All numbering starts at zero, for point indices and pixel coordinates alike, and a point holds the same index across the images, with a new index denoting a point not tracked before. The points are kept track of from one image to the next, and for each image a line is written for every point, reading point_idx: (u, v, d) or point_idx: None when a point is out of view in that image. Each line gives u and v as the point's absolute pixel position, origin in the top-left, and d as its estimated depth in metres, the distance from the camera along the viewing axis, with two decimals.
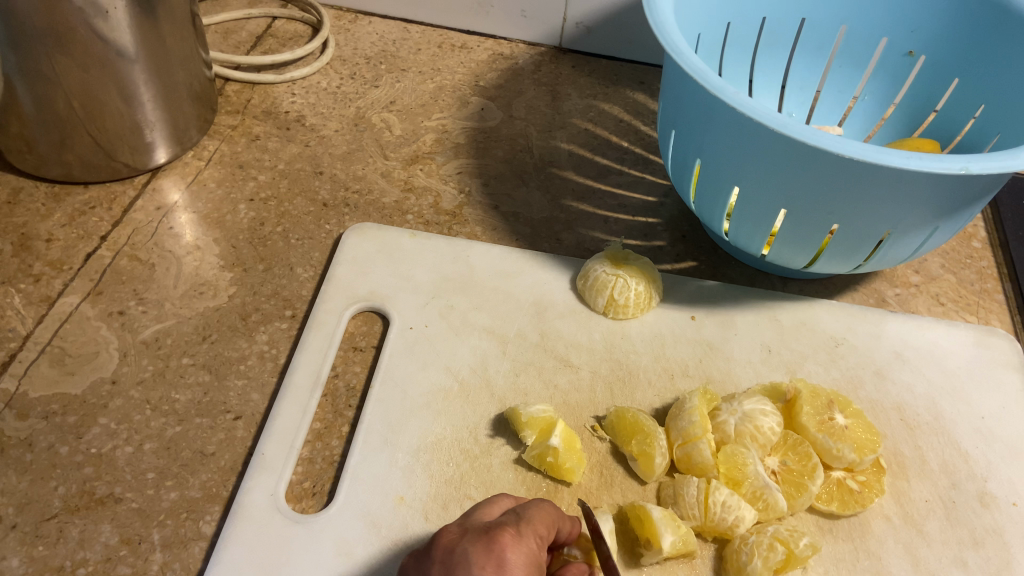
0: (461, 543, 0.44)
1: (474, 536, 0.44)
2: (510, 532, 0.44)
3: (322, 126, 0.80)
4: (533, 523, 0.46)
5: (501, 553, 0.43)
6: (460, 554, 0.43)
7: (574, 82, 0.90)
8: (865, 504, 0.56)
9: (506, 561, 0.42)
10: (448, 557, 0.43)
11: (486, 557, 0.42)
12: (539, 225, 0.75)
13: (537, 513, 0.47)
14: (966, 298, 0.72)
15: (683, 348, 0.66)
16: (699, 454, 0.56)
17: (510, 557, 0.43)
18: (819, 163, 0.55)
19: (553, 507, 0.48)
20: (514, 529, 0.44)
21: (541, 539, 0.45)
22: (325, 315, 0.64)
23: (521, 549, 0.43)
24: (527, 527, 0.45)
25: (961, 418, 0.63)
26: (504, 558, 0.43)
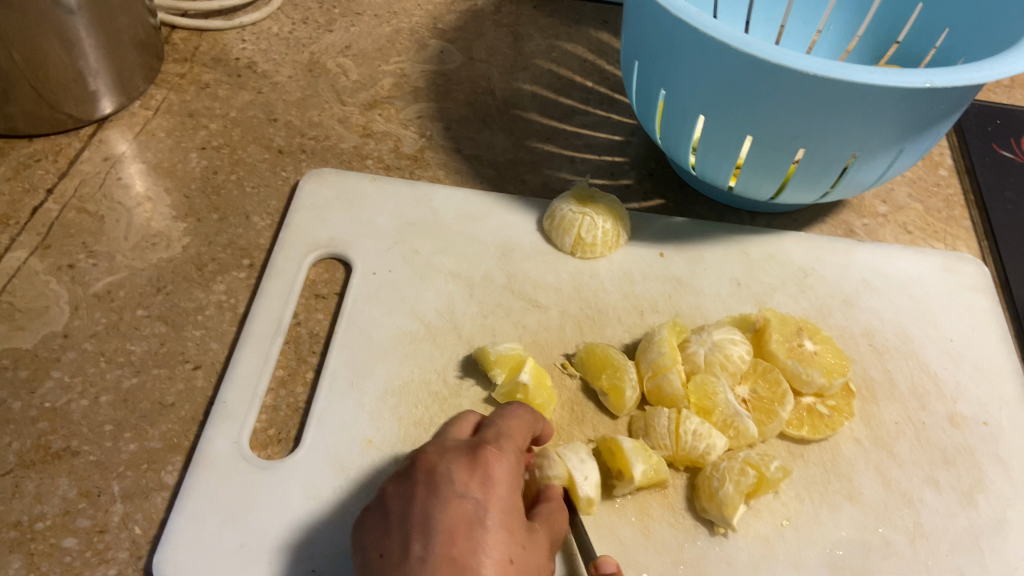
0: (444, 463, 0.44)
1: (456, 454, 0.45)
2: (491, 447, 0.45)
3: (274, 72, 0.77)
4: (512, 440, 0.47)
5: (485, 470, 0.44)
6: (443, 473, 0.43)
7: (535, 22, 0.88)
8: (835, 427, 0.56)
9: (490, 477, 0.43)
10: (431, 477, 0.43)
11: (470, 475, 0.43)
12: (504, 167, 0.73)
13: (514, 424, 0.48)
14: (934, 226, 0.72)
15: (652, 284, 0.65)
16: (669, 386, 0.56)
17: (494, 473, 0.44)
18: (783, 86, 0.54)
19: (528, 412, 0.50)
20: (496, 445, 0.46)
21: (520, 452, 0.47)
22: (285, 262, 0.62)
23: (504, 462, 0.45)
24: (507, 443, 0.46)
25: (930, 342, 0.63)
26: (489, 475, 0.44)
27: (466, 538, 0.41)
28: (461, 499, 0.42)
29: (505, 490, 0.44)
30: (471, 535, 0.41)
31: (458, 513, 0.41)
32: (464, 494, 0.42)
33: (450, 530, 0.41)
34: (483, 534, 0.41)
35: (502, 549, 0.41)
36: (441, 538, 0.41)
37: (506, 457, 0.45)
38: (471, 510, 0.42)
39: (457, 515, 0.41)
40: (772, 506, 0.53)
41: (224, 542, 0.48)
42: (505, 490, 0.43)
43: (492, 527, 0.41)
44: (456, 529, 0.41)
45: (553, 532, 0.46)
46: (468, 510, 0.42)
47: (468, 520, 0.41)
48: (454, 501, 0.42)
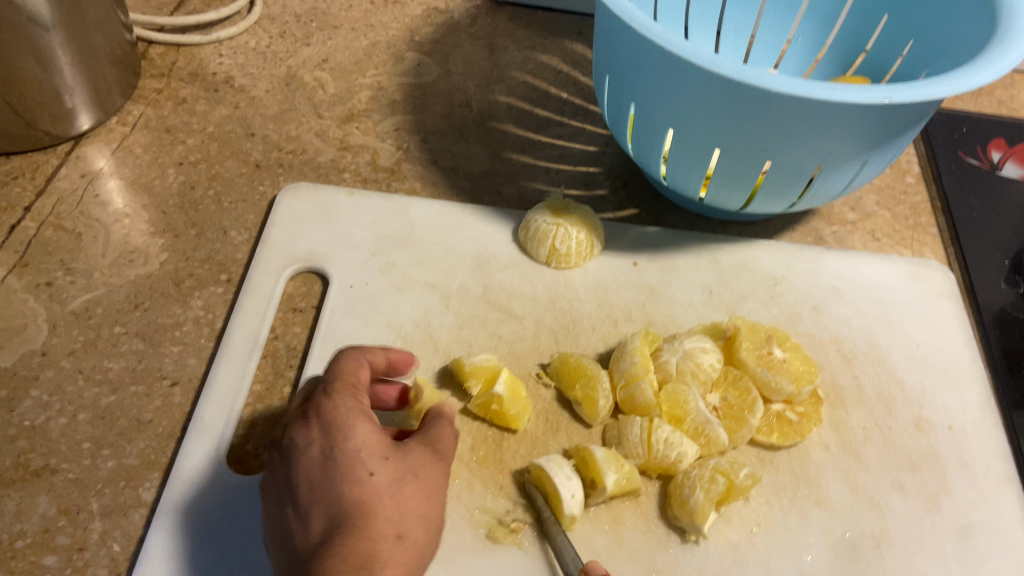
0: (286, 434, 0.48)
1: (300, 421, 0.48)
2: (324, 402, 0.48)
3: (251, 86, 0.78)
4: (344, 383, 0.50)
5: (321, 419, 0.48)
6: (288, 440, 0.48)
7: (511, 34, 0.89)
8: (803, 434, 0.57)
9: (327, 422, 0.47)
10: (282, 449, 0.48)
11: (311, 429, 0.48)
12: (480, 179, 0.74)
13: (342, 365, 0.51)
14: (901, 233, 0.73)
15: (625, 293, 0.66)
16: (641, 395, 0.57)
17: (334, 420, 0.47)
18: (748, 100, 0.55)
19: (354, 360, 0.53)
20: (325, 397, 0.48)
21: (354, 385, 0.50)
22: (262, 277, 0.62)
23: (339, 405, 0.48)
24: (335, 387, 0.49)
25: (896, 348, 0.64)
26: (331, 415, 0.48)
27: (323, 478, 0.46)
28: (307, 451, 0.47)
29: (356, 423, 0.47)
30: (326, 471, 0.46)
31: (309, 463, 0.46)
32: (308, 446, 0.47)
33: (309, 475, 0.46)
34: (337, 466, 0.46)
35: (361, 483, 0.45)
36: (307, 488, 0.46)
37: (342, 402, 0.48)
38: (320, 452, 0.47)
39: (311, 464, 0.46)
40: (743, 511, 0.55)
41: (253, 511, 0.51)
42: (355, 423, 0.47)
43: (343, 456, 0.46)
44: (313, 476, 0.46)
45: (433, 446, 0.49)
46: (317, 454, 0.47)
47: (320, 459, 0.46)
48: (303, 457, 0.47)
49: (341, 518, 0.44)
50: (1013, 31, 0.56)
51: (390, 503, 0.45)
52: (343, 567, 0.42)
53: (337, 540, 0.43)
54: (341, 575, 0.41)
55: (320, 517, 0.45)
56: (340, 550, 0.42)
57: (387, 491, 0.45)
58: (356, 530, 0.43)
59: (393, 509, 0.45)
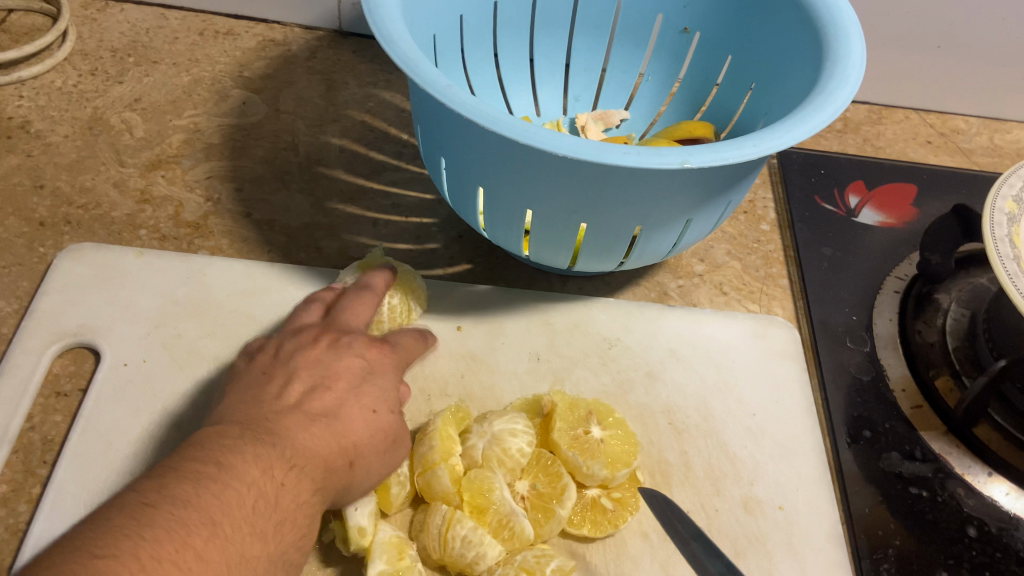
0: (348, 336, 0.52)
1: (362, 338, 0.52)
2: (386, 352, 0.52)
3: (49, 132, 0.71)
4: (403, 345, 0.55)
5: (381, 353, 0.52)
6: (346, 341, 0.51)
7: (353, 68, 0.83)
8: (618, 523, 0.52)
9: (382, 360, 0.52)
10: (335, 341, 0.51)
11: (367, 347, 0.52)
12: (298, 234, 0.68)
13: (405, 334, 0.56)
14: (749, 286, 0.70)
15: (444, 363, 0.61)
16: (438, 483, 0.51)
17: (384, 370, 0.51)
18: (546, 160, 0.50)
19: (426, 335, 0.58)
20: (387, 350, 0.53)
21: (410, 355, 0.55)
22: (22, 357, 0.55)
23: (396, 359, 0.53)
24: (399, 347, 0.54)
25: (731, 418, 0.60)
26: (377, 364, 0.51)
27: (347, 386, 0.48)
28: (353, 358, 0.50)
29: (389, 381, 0.51)
30: (354, 385, 0.48)
31: (346, 367, 0.49)
32: (358, 355, 0.50)
33: (339, 373, 0.49)
34: (362, 386, 0.49)
35: (364, 416, 0.47)
36: (328, 374, 0.48)
37: (390, 364, 0.52)
38: (360, 367, 0.50)
39: (349, 365, 0.49)
40: None
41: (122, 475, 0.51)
42: (387, 376, 0.51)
43: (372, 385, 0.49)
44: (344, 376, 0.49)
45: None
46: (357, 370, 0.50)
47: (355, 374, 0.49)
48: (349, 358, 0.50)
49: (335, 416, 0.46)
50: (835, 82, 0.52)
51: (368, 436, 0.47)
52: (315, 436, 0.44)
53: (320, 422, 0.45)
54: (307, 442, 0.44)
55: (325, 398, 0.47)
56: (326, 427, 0.45)
57: (373, 429, 0.47)
58: (338, 424, 0.46)
59: (369, 443, 0.47)
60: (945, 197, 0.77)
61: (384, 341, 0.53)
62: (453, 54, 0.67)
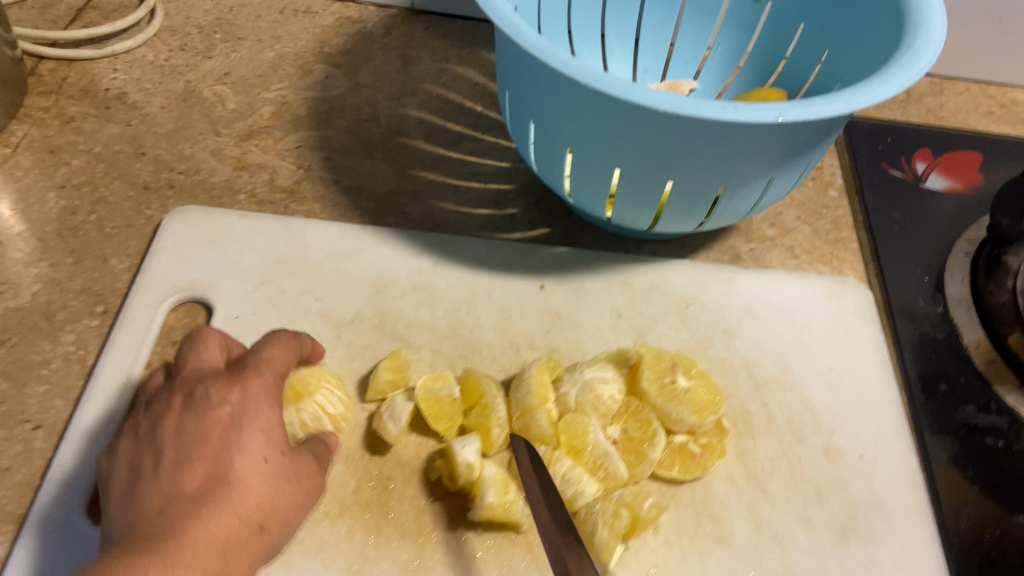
0: (202, 386, 0.46)
1: (215, 379, 0.47)
2: (251, 373, 0.47)
3: (146, 103, 0.74)
4: (270, 363, 0.49)
5: (243, 387, 0.46)
6: (202, 395, 0.45)
7: (427, 45, 0.86)
8: (706, 467, 0.54)
9: (248, 394, 0.46)
10: (190, 400, 0.45)
11: (229, 390, 0.46)
12: (384, 199, 0.71)
13: (273, 351, 0.50)
14: (821, 249, 0.71)
15: (530, 319, 0.63)
16: (536, 426, 0.54)
17: (254, 395, 0.46)
18: (641, 119, 0.52)
19: (293, 338, 0.52)
20: (253, 370, 0.47)
21: (281, 374, 0.49)
22: (139, 310, 0.59)
23: (264, 384, 0.47)
24: (265, 366, 0.48)
25: (809, 371, 0.62)
26: (247, 394, 0.46)
27: (220, 441, 0.43)
28: (217, 410, 0.44)
29: (265, 408, 0.46)
30: (226, 437, 0.43)
31: (211, 419, 0.44)
32: (219, 405, 0.45)
33: (205, 430, 0.43)
34: (238, 435, 0.44)
35: (252, 462, 0.43)
36: (194, 441, 0.43)
37: (264, 387, 0.47)
38: (228, 415, 0.44)
39: (215, 422, 0.44)
40: (640, 551, 0.52)
41: None
42: (263, 407, 0.46)
43: (248, 429, 0.44)
44: (210, 432, 0.43)
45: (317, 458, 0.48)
46: (225, 417, 0.44)
47: (225, 426, 0.44)
48: (209, 412, 0.44)
49: (219, 483, 0.42)
50: (918, 42, 0.54)
51: (265, 488, 0.43)
52: (206, 521, 0.40)
53: (210, 504, 0.41)
54: (197, 529, 0.40)
55: (199, 472, 0.42)
56: (217, 504, 0.41)
57: (265, 478, 0.43)
58: (225, 492, 0.41)
59: (266, 498, 0.43)
60: (1011, 165, 0.78)
61: (245, 367, 0.48)
62: (532, 26, 0.69)
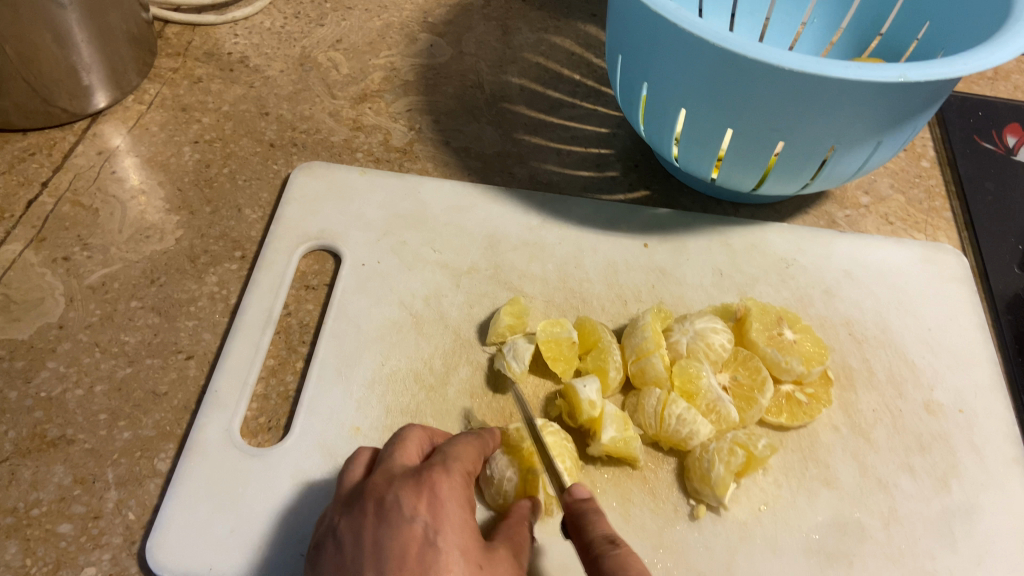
0: (392, 491, 0.42)
1: (401, 478, 0.43)
2: (438, 470, 0.44)
3: (266, 67, 0.79)
4: (458, 459, 0.45)
5: (433, 490, 0.42)
6: (392, 502, 0.42)
7: (524, 16, 0.89)
8: (813, 414, 0.57)
9: (439, 500, 0.42)
10: (380, 507, 0.42)
11: (418, 499, 0.42)
12: (491, 159, 0.74)
13: (461, 450, 0.46)
14: (915, 217, 0.73)
15: (636, 275, 0.66)
16: (652, 369, 0.56)
17: (444, 495, 0.42)
18: (761, 81, 0.55)
19: (477, 438, 0.48)
20: (441, 468, 0.44)
21: (468, 476, 0.45)
22: (276, 255, 0.63)
23: (453, 483, 0.43)
24: (453, 462, 0.45)
25: (907, 330, 0.64)
26: (437, 496, 0.42)
27: (416, 564, 0.39)
28: (410, 523, 0.41)
29: (457, 512, 0.42)
30: (423, 558, 0.40)
31: (406, 537, 0.40)
32: (413, 519, 0.41)
33: (400, 551, 0.40)
34: (435, 555, 0.40)
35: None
36: (391, 560, 0.39)
37: (455, 484, 0.43)
38: (422, 530, 0.40)
39: (410, 538, 0.40)
40: (751, 490, 0.54)
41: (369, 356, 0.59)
42: (454, 511, 0.42)
43: (445, 547, 0.40)
44: (405, 553, 0.40)
45: (515, 545, 0.44)
46: (419, 534, 0.40)
47: (421, 543, 0.40)
48: (403, 526, 0.41)
49: None
50: None
51: None
52: None
53: None
54: None
55: None
56: None
57: None
58: None
59: None
60: None
61: (431, 464, 0.44)
62: None
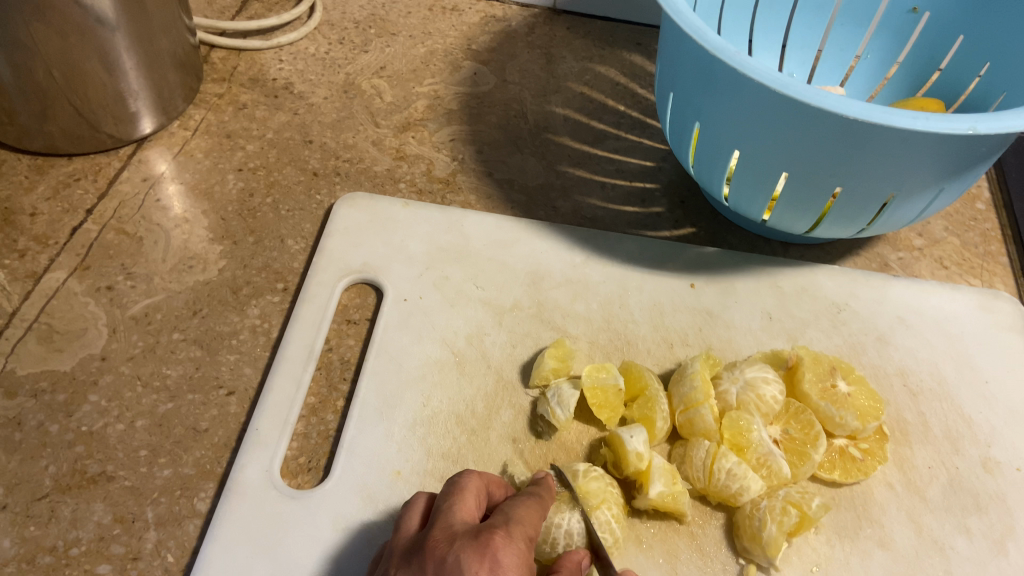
0: (452, 551, 0.40)
1: (462, 538, 0.41)
2: (500, 533, 0.42)
3: (310, 93, 0.79)
4: (521, 523, 0.43)
5: (495, 554, 0.40)
6: (453, 564, 0.40)
7: (569, 44, 0.88)
8: (867, 471, 0.55)
9: (501, 564, 0.40)
10: (440, 568, 0.40)
11: (480, 561, 0.40)
12: (535, 193, 0.73)
13: (524, 514, 0.44)
14: (970, 261, 0.71)
15: (682, 317, 0.64)
16: (701, 420, 0.55)
17: (506, 560, 0.40)
18: (823, 127, 0.53)
19: (540, 505, 0.46)
20: (504, 531, 0.42)
21: (530, 539, 0.43)
22: (318, 288, 0.62)
23: (515, 548, 0.41)
24: (516, 526, 0.43)
25: (963, 382, 0.62)
26: (499, 561, 0.40)
27: None
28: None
29: None
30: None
31: None
32: None
33: None
34: None
35: None
36: None
37: (517, 547, 0.41)
38: None
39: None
40: (802, 549, 0.53)
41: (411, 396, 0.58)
42: None
43: None
44: None
45: None
46: None
47: None
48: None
49: None
50: None
51: None
52: None
53: None
54: None
55: None
56: None
57: None
58: None
59: None
60: None
61: (494, 526, 0.42)
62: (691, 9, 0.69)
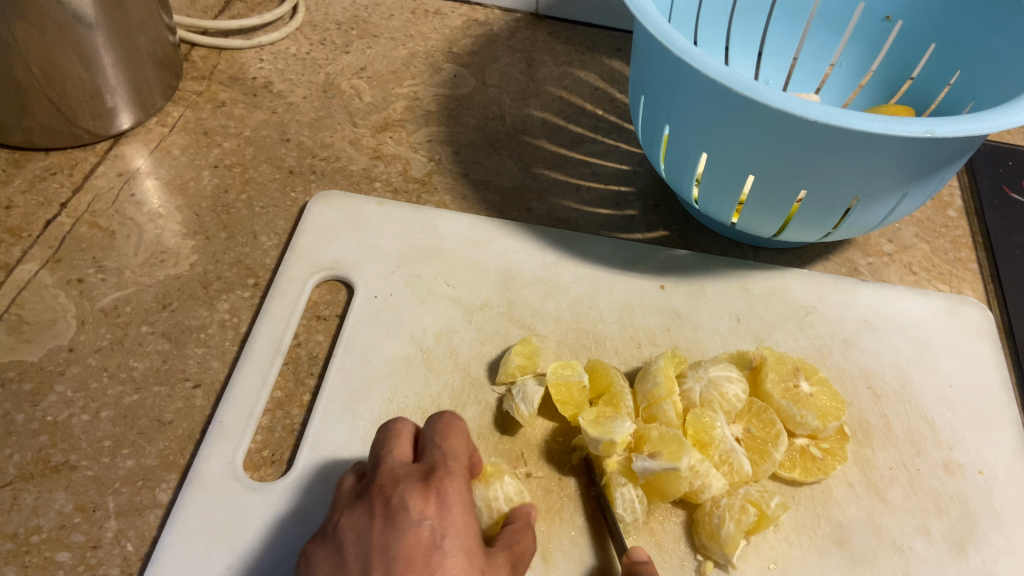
0: (398, 492, 0.44)
1: (407, 480, 0.45)
2: (440, 472, 0.45)
3: (289, 93, 0.80)
4: (456, 458, 0.47)
5: (439, 494, 0.44)
6: (400, 504, 0.43)
7: (549, 49, 0.89)
8: (827, 471, 0.55)
9: (445, 504, 0.44)
10: (387, 509, 0.43)
11: (426, 501, 0.44)
12: (510, 194, 0.74)
13: (455, 445, 0.48)
14: (939, 268, 0.72)
15: (651, 317, 0.65)
16: (663, 416, 0.55)
17: (449, 497, 0.44)
18: (786, 127, 0.53)
19: (465, 431, 0.50)
20: (445, 469, 0.46)
21: (465, 473, 0.47)
22: (288, 283, 0.63)
23: (455, 484, 0.45)
24: (451, 460, 0.47)
25: (928, 386, 0.62)
26: (443, 499, 0.44)
27: (425, 566, 0.41)
28: (419, 526, 0.42)
29: (461, 514, 0.44)
30: (429, 560, 0.41)
31: (415, 539, 0.42)
32: (421, 522, 0.43)
33: (410, 552, 0.41)
34: (443, 559, 0.41)
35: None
36: (400, 562, 0.41)
37: (457, 484, 0.45)
38: (430, 534, 0.42)
39: (418, 540, 0.42)
40: (760, 546, 0.53)
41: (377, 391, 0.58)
42: (459, 513, 0.44)
43: (451, 551, 0.42)
44: (415, 556, 0.41)
45: (516, 553, 0.46)
46: (426, 537, 0.42)
47: (428, 547, 0.42)
48: (410, 529, 0.42)
49: None
50: None
51: None
52: None
53: None
54: None
55: None
56: None
57: None
58: None
59: None
60: None
61: (434, 464, 0.46)
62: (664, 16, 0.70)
